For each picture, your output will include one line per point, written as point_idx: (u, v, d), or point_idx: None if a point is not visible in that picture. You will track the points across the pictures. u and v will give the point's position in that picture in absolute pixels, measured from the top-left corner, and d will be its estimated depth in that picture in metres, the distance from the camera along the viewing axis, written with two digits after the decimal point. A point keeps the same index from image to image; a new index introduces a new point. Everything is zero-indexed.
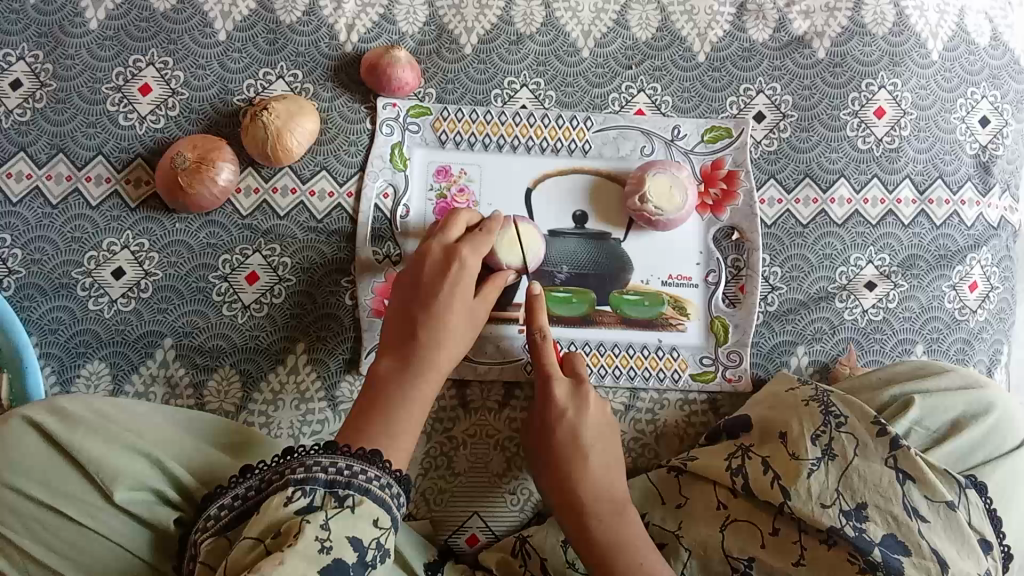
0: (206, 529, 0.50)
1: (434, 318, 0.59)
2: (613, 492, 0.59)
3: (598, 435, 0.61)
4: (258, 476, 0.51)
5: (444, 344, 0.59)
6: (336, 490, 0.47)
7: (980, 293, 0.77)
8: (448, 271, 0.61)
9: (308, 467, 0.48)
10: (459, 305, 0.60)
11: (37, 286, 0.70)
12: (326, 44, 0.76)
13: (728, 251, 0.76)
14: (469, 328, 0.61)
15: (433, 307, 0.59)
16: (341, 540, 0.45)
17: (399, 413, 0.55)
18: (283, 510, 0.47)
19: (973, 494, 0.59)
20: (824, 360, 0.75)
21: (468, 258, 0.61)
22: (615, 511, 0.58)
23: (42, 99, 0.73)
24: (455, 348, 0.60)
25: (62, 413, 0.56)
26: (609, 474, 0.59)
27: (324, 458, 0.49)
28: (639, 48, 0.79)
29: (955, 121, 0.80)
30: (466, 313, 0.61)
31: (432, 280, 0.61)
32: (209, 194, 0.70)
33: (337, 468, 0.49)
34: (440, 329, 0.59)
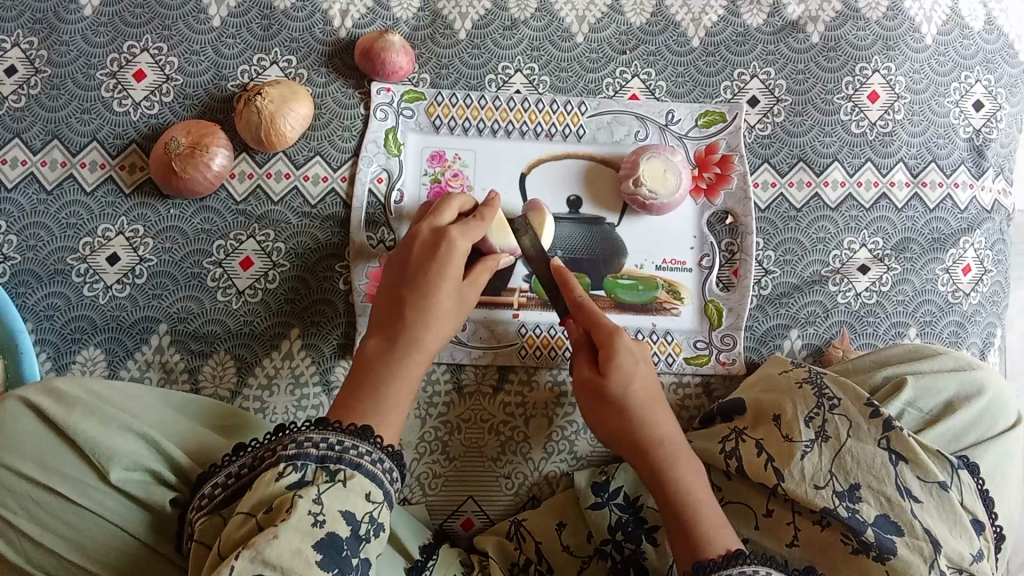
0: (200, 507, 0.50)
1: (425, 295, 0.59)
2: (676, 442, 0.57)
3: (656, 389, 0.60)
4: (250, 454, 0.51)
5: (437, 320, 0.58)
6: (327, 465, 0.48)
7: (974, 276, 0.78)
8: (437, 249, 0.60)
9: (299, 443, 0.49)
10: (452, 278, 0.60)
11: (32, 272, 0.70)
12: (320, 30, 0.76)
13: (722, 235, 0.76)
14: (463, 306, 0.61)
15: (433, 280, 0.59)
16: (334, 514, 0.46)
17: (390, 389, 0.55)
18: (275, 485, 0.47)
19: (966, 475, 0.59)
20: (818, 343, 0.75)
21: (459, 237, 0.61)
22: (683, 462, 0.56)
23: (36, 85, 0.73)
24: (448, 327, 0.60)
25: (58, 393, 0.57)
26: (670, 423, 0.59)
27: (317, 433, 0.49)
28: (633, 33, 0.79)
29: (949, 105, 0.80)
30: (457, 290, 0.60)
31: (423, 258, 0.60)
32: (203, 180, 0.70)
33: (328, 444, 0.49)
34: (431, 304, 0.58)
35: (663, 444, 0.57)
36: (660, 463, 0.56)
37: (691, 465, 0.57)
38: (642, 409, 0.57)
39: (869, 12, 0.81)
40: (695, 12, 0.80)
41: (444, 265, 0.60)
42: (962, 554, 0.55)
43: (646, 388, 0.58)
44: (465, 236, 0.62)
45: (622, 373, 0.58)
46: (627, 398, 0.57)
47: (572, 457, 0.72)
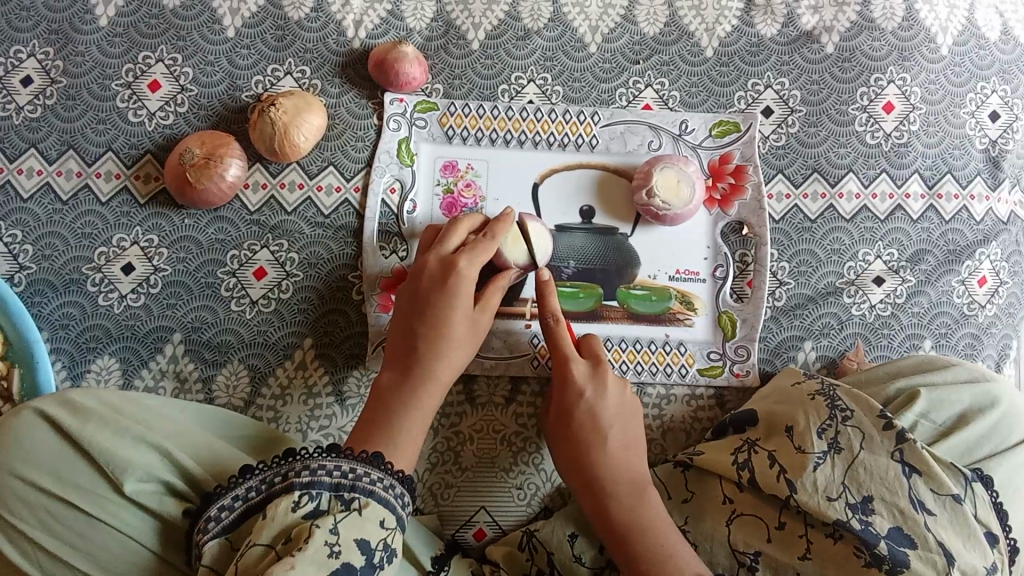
0: (207, 530, 0.50)
1: (435, 328, 0.60)
2: (628, 471, 0.60)
3: (616, 415, 0.62)
4: (259, 476, 0.51)
5: (446, 352, 0.60)
6: (342, 494, 0.49)
7: (989, 288, 0.77)
8: (444, 280, 0.61)
9: (312, 470, 0.49)
10: (458, 314, 0.61)
11: (47, 281, 0.71)
12: (334, 40, 0.77)
13: (735, 246, 0.76)
14: (475, 334, 0.62)
15: (437, 319, 0.60)
16: (349, 543, 0.47)
17: (402, 417, 0.57)
18: (292, 515, 0.48)
19: (979, 487, 0.59)
20: (832, 356, 0.75)
21: (466, 265, 0.62)
22: (628, 492, 0.59)
23: (53, 96, 0.74)
24: (459, 358, 0.61)
25: (71, 406, 0.56)
26: (625, 450, 0.61)
27: (329, 460, 0.50)
28: (647, 43, 0.79)
29: (965, 115, 0.80)
30: (468, 320, 0.61)
31: (429, 292, 0.61)
32: (217, 190, 0.70)
33: (342, 471, 0.50)
34: (440, 339, 0.60)
35: (609, 477, 0.60)
36: (606, 494, 0.59)
37: (639, 493, 0.60)
38: (586, 438, 0.61)
39: (883, 22, 0.80)
40: (708, 22, 0.80)
41: (450, 300, 0.61)
42: (976, 567, 0.55)
43: (598, 420, 0.61)
44: (472, 266, 0.62)
45: (572, 403, 0.62)
46: (574, 429, 0.62)
47: None
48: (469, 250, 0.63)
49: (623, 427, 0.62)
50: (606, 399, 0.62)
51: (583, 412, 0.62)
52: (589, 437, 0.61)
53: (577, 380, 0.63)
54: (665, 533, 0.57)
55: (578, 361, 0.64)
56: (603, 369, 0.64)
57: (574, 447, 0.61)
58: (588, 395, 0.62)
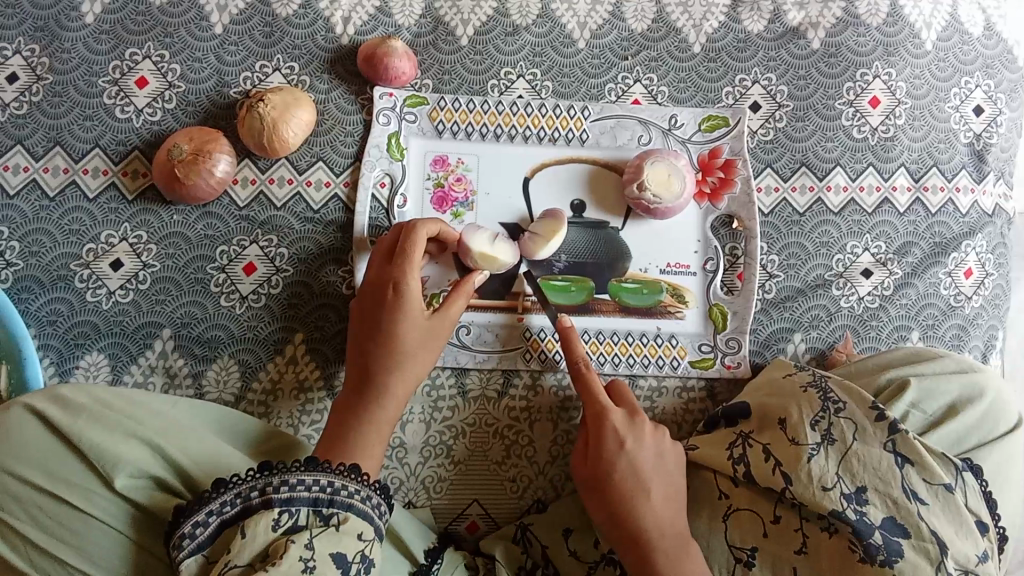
0: (181, 546, 0.48)
1: (384, 346, 0.60)
2: (671, 525, 0.58)
3: (655, 466, 0.60)
4: (233, 490, 0.49)
5: (398, 365, 0.60)
6: (321, 509, 0.49)
7: (976, 279, 0.78)
8: (387, 298, 0.61)
9: (291, 485, 0.49)
10: (406, 325, 0.61)
11: (34, 278, 0.70)
12: (323, 37, 0.76)
13: (725, 239, 0.76)
14: (431, 342, 0.62)
15: (386, 335, 0.60)
16: (326, 558, 0.47)
17: (362, 428, 0.57)
18: (269, 532, 0.48)
19: (970, 477, 0.60)
20: (821, 348, 0.75)
21: (407, 277, 0.61)
22: (673, 550, 0.56)
23: (39, 92, 0.73)
24: (417, 369, 0.61)
25: (62, 401, 0.56)
26: (665, 501, 0.59)
27: (306, 475, 0.50)
28: (635, 39, 0.80)
29: (949, 110, 0.81)
30: (420, 330, 0.61)
31: (375, 311, 0.61)
32: (206, 185, 0.70)
33: (319, 486, 0.50)
34: (391, 354, 0.60)
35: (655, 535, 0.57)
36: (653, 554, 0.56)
37: (687, 554, 0.57)
38: (627, 495, 0.58)
39: (868, 18, 0.81)
40: (695, 18, 0.80)
41: (398, 313, 0.61)
42: (968, 557, 0.56)
43: (641, 476, 0.59)
44: (413, 277, 0.62)
45: (611, 456, 0.60)
46: (615, 483, 0.59)
47: None
48: (406, 259, 0.62)
49: (652, 455, 0.60)
50: (644, 450, 0.60)
51: (620, 448, 0.60)
52: (633, 491, 0.58)
53: (614, 429, 0.61)
54: (691, 559, 0.56)
55: (615, 411, 0.62)
56: (636, 419, 0.62)
57: (615, 503, 0.58)
58: (628, 446, 0.60)
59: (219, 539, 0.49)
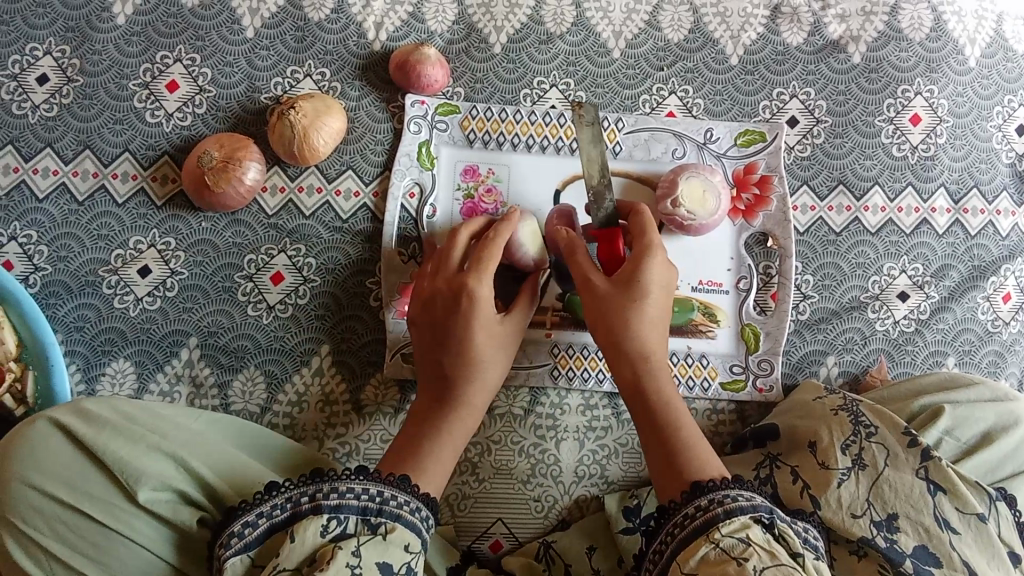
0: (229, 544, 0.48)
1: (462, 355, 0.59)
2: (658, 355, 0.59)
3: (660, 289, 0.59)
4: (284, 494, 0.49)
5: (476, 375, 0.59)
6: (369, 517, 0.48)
7: (1013, 304, 0.76)
8: (462, 302, 0.60)
9: (340, 492, 0.49)
10: (481, 332, 0.60)
11: (62, 284, 0.70)
12: (355, 42, 0.75)
13: (759, 258, 0.75)
14: (501, 347, 0.61)
15: (465, 343, 0.59)
16: (373, 566, 0.46)
17: (437, 442, 0.56)
18: (315, 537, 0.47)
19: (1003, 507, 0.58)
20: (854, 371, 0.74)
21: (480, 283, 0.60)
22: (664, 383, 0.58)
23: (69, 95, 0.72)
24: (492, 381, 0.61)
25: (86, 413, 0.56)
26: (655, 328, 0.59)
27: (357, 483, 0.49)
28: (671, 50, 0.78)
29: (991, 129, 0.79)
30: (492, 337, 0.60)
31: (450, 319, 0.60)
32: (235, 194, 0.69)
33: (369, 494, 0.49)
34: (467, 362, 0.59)
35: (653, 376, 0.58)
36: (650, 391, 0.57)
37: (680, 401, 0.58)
38: (633, 320, 0.58)
39: (911, 32, 0.79)
40: (733, 29, 0.79)
41: (470, 321, 0.59)
42: None
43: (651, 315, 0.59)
44: (485, 280, 0.60)
45: (635, 279, 0.58)
46: (630, 300, 0.58)
47: (603, 482, 0.71)
48: (482, 264, 0.61)
49: (662, 283, 0.59)
50: (659, 275, 0.59)
51: (642, 272, 0.58)
52: (633, 307, 0.58)
53: (643, 253, 0.59)
54: (670, 386, 0.58)
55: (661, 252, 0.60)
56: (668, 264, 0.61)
57: (618, 316, 0.58)
58: (648, 269, 0.58)
59: (269, 540, 0.49)
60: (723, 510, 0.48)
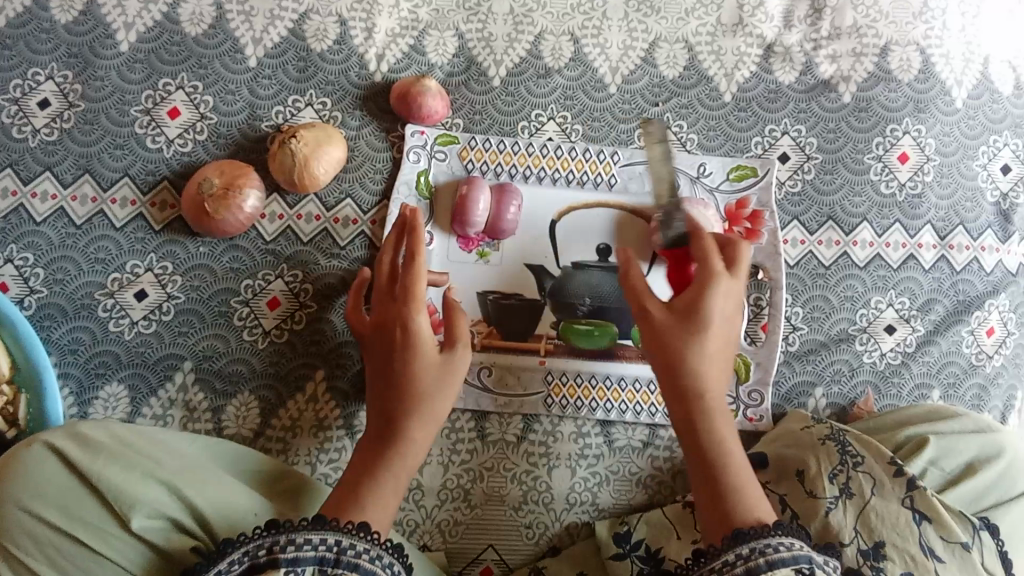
0: None
1: (402, 388, 0.56)
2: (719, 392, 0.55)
3: (726, 303, 0.54)
4: (239, 550, 0.47)
5: (417, 406, 0.56)
6: (327, 568, 0.46)
7: (996, 338, 0.78)
8: (397, 335, 0.57)
9: (298, 545, 0.47)
10: (419, 362, 0.57)
11: (57, 307, 0.70)
12: (356, 73, 0.77)
13: (750, 290, 0.76)
14: (450, 376, 0.57)
15: (399, 376, 0.56)
16: None
17: (385, 476, 0.53)
18: None
19: (987, 536, 0.59)
20: (842, 403, 0.76)
21: (413, 314, 0.57)
22: (724, 419, 0.54)
23: (70, 119, 0.73)
24: (440, 408, 0.57)
25: (83, 438, 0.56)
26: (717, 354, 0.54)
27: (315, 534, 0.47)
28: (666, 86, 0.80)
29: (977, 168, 0.81)
30: (436, 366, 0.57)
31: (391, 354, 0.57)
32: (234, 220, 0.69)
33: (327, 544, 0.47)
34: (408, 394, 0.56)
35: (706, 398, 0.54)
36: (709, 420, 0.53)
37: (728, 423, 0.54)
38: (694, 347, 0.54)
39: (900, 74, 0.81)
40: (727, 67, 0.81)
41: (408, 355, 0.57)
42: None
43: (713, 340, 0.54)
44: (418, 309, 0.57)
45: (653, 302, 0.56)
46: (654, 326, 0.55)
47: (594, 510, 0.72)
48: (406, 291, 0.58)
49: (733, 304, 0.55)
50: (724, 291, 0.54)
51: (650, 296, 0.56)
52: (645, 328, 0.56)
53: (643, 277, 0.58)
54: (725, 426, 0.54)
55: (723, 280, 0.54)
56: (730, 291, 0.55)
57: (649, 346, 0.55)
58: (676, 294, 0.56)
59: None
60: (765, 561, 0.46)
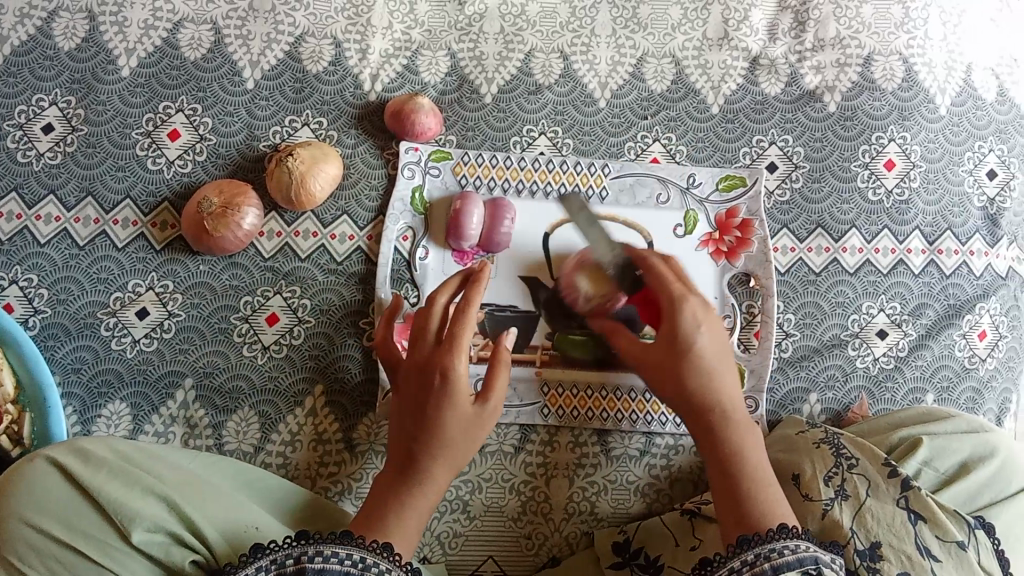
0: None
1: (432, 431, 0.56)
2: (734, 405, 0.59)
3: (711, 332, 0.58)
4: (269, 557, 0.49)
5: (444, 451, 0.56)
6: None
7: (989, 342, 0.79)
8: (434, 380, 0.57)
9: (325, 557, 0.49)
10: (454, 412, 0.57)
11: (61, 326, 0.71)
12: (351, 93, 0.78)
13: (742, 297, 0.77)
14: (480, 425, 0.58)
15: (432, 420, 0.56)
16: None
17: (409, 511, 0.55)
18: None
19: (982, 535, 0.59)
20: (837, 408, 0.76)
21: (455, 362, 0.57)
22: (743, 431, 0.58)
23: (73, 143, 0.75)
24: (464, 453, 0.58)
25: (85, 455, 0.57)
26: (720, 356, 0.58)
27: (341, 547, 0.49)
28: (654, 99, 0.82)
29: (963, 174, 0.82)
30: (467, 416, 0.57)
31: (423, 396, 0.57)
32: (233, 237, 0.71)
33: (352, 560, 0.49)
34: (437, 440, 0.56)
35: (719, 400, 0.58)
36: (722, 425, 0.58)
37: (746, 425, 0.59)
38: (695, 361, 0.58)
39: (883, 83, 0.83)
40: (713, 80, 0.82)
41: (445, 403, 0.56)
42: None
43: (706, 346, 0.58)
44: (460, 359, 0.57)
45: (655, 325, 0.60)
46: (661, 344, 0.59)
47: (593, 519, 0.72)
48: (454, 340, 0.57)
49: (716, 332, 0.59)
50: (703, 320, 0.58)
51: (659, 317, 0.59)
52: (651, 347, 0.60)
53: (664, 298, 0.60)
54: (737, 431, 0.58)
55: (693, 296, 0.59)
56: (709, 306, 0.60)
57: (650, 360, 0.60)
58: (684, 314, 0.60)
59: None
60: (770, 565, 0.49)
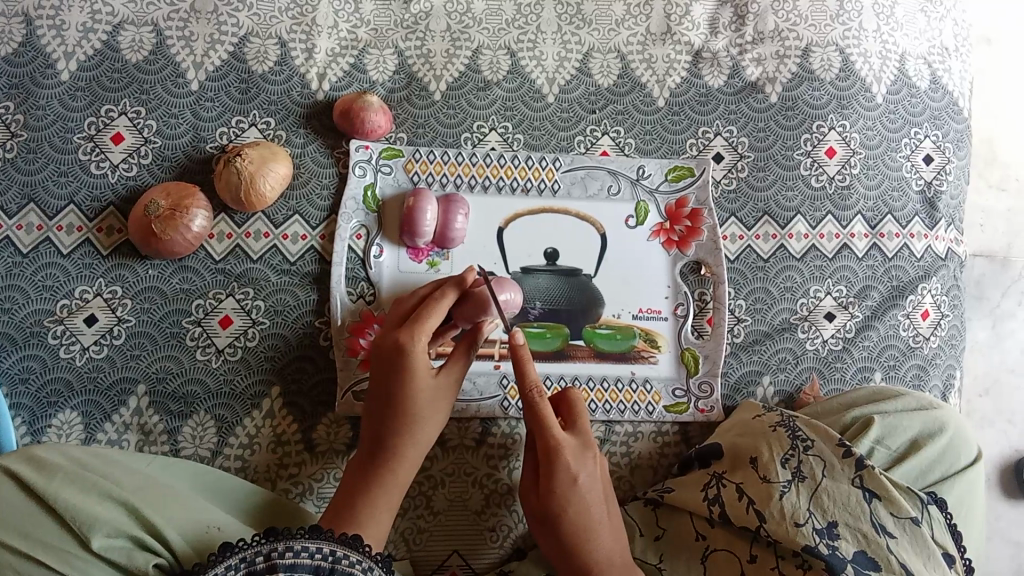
0: None
1: (400, 420, 0.58)
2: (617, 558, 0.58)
3: (592, 491, 0.57)
4: (239, 555, 0.47)
5: (410, 434, 0.58)
6: None
7: (932, 320, 0.81)
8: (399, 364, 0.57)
9: (296, 551, 0.48)
10: (421, 392, 0.58)
11: (6, 336, 0.69)
12: (298, 92, 0.78)
13: (694, 285, 0.79)
14: (441, 407, 0.60)
15: (399, 401, 0.57)
16: None
17: (374, 501, 0.56)
18: None
19: (935, 510, 0.61)
20: (789, 390, 0.78)
21: (416, 346, 0.58)
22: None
23: (13, 149, 0.73)
24: (429, 430, 0.59)
25: (38, 463, 0.55)
26: (592, 483, 0.58)
27: (310, 541, 0.48)
28: (602, 94, 0.83)
29: (901, 159, 0.85)
30: (432, 398, 0.59)
31: (390, 380, 0.58)
32: (181, 240, 0.70)
33: (321, 553, 0.48)
34: (404, 423, 0.58)
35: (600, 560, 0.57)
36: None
37: (612, 528, 0.59)
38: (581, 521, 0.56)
39: (822, 73, 0.85)
40: (658, 74, 0.84)
41: (408, 381, 0.57)
42: None
43: (585, 503, 0.57)
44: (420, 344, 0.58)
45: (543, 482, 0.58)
46: (569, 519, 0.56)
47: None
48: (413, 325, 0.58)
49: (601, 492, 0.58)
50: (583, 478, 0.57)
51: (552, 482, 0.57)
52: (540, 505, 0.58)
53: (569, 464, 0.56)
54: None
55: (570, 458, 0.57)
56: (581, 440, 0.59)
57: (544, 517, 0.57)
58: (581, 479, 0.57)
59: None
60: None
